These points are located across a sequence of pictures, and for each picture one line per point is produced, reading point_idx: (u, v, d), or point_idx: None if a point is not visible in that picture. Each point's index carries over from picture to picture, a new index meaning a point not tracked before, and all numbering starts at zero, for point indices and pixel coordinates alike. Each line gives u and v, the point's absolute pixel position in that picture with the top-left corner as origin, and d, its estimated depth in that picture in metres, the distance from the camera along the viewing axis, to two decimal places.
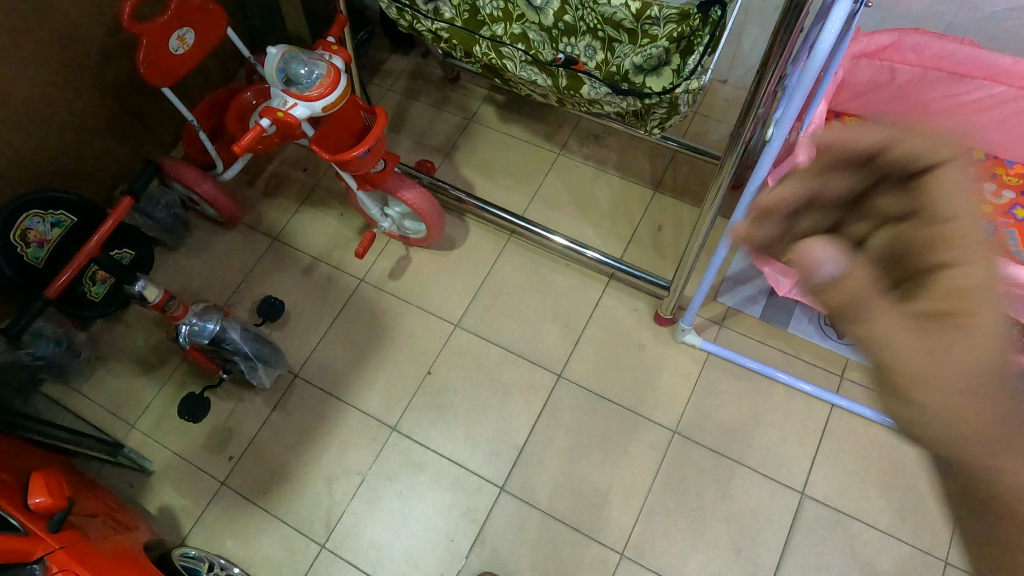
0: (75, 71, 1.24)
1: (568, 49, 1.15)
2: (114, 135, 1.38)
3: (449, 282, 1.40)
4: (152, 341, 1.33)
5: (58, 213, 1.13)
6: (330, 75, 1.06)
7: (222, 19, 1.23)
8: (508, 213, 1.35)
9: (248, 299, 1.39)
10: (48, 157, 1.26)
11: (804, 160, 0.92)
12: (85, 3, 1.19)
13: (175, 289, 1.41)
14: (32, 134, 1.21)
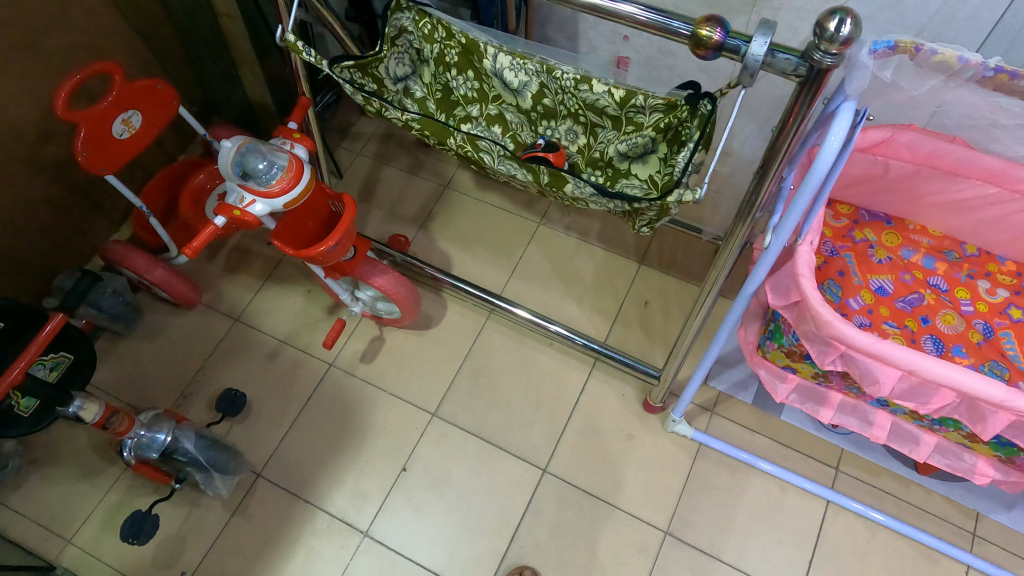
0: None
1: (548, 132, 1.09)
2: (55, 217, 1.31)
3: (425, 365, 1.30)
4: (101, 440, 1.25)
5: None
6: (292, 166, 0.98)
7: (173, 99, 1.19)
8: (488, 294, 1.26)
9: (209, 388, 1.32)
10: None
11: (804, 275, 0.85)
12: None
13: (127, 379, 1.33)
14: None
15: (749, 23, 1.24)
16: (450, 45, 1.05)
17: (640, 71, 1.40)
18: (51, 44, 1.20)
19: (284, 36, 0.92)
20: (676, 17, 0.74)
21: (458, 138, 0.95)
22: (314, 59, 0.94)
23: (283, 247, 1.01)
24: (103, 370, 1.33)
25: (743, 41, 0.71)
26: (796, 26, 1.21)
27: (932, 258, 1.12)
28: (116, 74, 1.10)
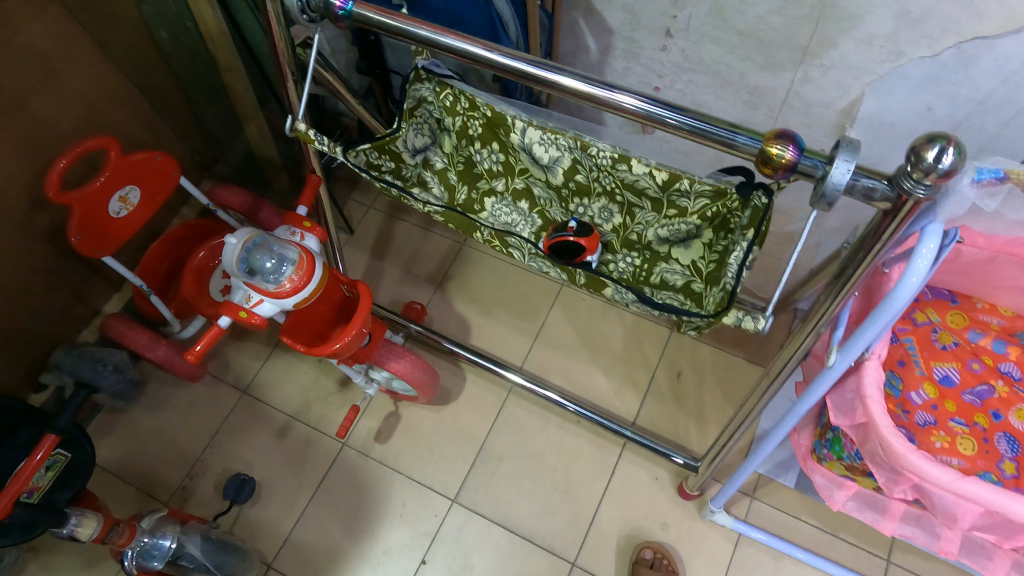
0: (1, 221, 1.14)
1: (580, 210, 0.97)
2: (51, 279, 1.28)
3: (444, 446, 1.21)
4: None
5: None
6: (302, 264, 0.90)
7: (173, 169, 1.14)
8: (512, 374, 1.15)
9: (216, 468, 1.26)
10: None
11: (872, 396, 0.76)
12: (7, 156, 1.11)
13: (129, 457, 1.28)
14: None
15: (796, 80, 1.13)
16: (473, 116, 0.95)
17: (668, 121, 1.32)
18: (47, 113, 1.15)
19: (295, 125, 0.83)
20: (689, 114, 0.66)
21: (486, 232, 0.86)
22: (327, 147, 0.85)
23: (293, 343, 0.94)
24: (105, 447, 1.29)
25: (820, 160, 0.61)
26: (847, 84, 1.10)
27: (1003, 342, 1.01)
28: (112, 152, 1.04)
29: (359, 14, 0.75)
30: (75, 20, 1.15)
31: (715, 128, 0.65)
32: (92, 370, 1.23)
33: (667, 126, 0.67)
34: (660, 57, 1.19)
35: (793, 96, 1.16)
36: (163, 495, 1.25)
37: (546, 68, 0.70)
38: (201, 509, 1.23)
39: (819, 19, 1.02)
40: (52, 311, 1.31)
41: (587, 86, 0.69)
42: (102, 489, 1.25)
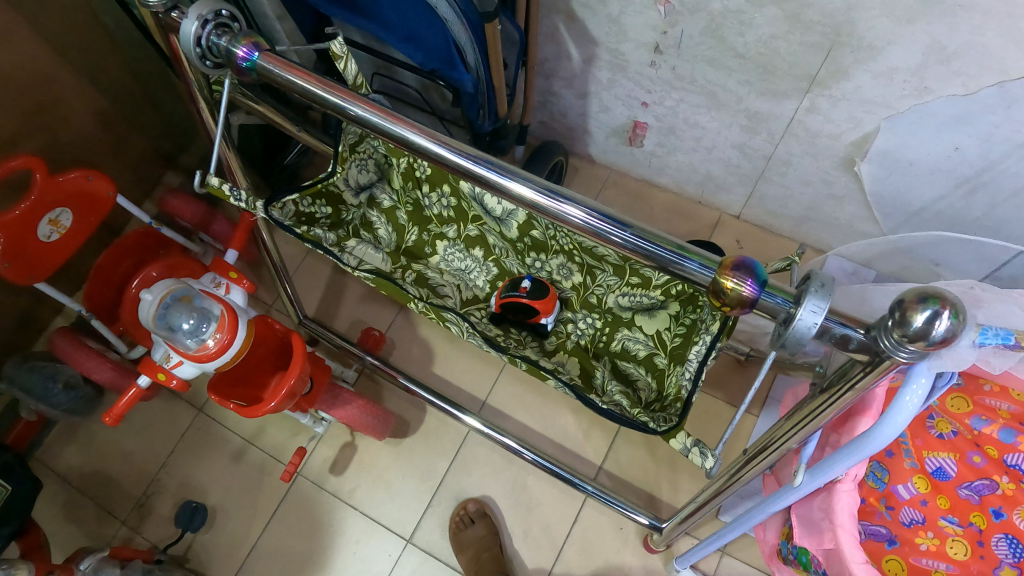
0: None
1: (537, 265, 0.88)
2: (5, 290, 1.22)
3: (400, 481, 1.15)
4: (63, 539, 1.19)
5: None
6: (225, 321, 0.83)
7: (108, 187, 1.05)
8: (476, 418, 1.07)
9: (173, 487, 1.23)
10: None
11: (844, 526, 0.67)
12: None
13: (88, 469, 1.25)
14: None
15: (801, 108, 1.00)
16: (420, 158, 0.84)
17: (659, 137, 1.20)
18: None
19: (206, 180, 0.73)
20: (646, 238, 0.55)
21: (420, 304, 0.77)
22: (244, 203, 0.75)
23: (223, 402, 0.87)
24: (65, 458, 1.26)
25: (786, 298, 0.51)
26: (859, 117, 0.97)
27: (1013, 431, 0.90)
28: (37, 174, 0.95)
29: (276, 73, 0.64)
30: (23, 24, 1.04)
31: (662, 251, 0.54)
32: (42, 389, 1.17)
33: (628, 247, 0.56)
34: (648, 73, 1.06)
35: (797, 124, 1.03)
36: (122, 512, 1.22)
37: (497, 170, 0.58)
38: (158, 530, 1.20)
39: (831, 48, 0.88)
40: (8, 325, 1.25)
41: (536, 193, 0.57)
42: (60, 502, 1.22)
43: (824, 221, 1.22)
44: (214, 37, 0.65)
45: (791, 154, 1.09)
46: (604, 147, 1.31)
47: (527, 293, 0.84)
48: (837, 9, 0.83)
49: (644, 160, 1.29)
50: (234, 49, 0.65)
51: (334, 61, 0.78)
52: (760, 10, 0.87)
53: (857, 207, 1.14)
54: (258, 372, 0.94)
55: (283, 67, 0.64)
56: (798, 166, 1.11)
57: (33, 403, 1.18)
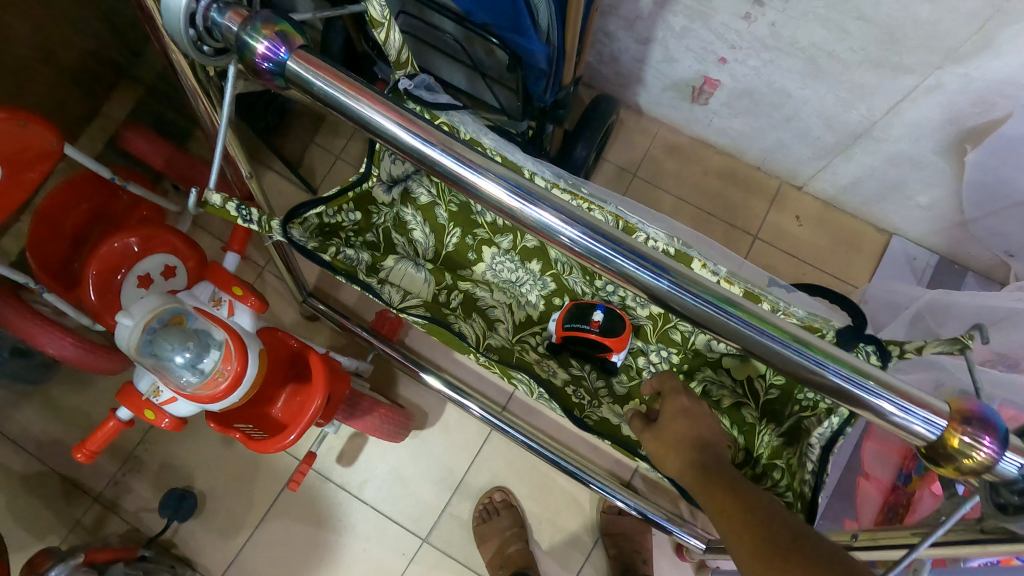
0: None
1: (609, 289, 0.74)
2: None
3: (416, 476, 1.06)
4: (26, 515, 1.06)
5: None
6: (230, 348, 0.68)
7: (49, 139, 0.80)
8: (517, 429, 0.92)
9: (153, 467, 1.10)
10: None
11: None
12: None
13: (47, 437, 1.10)
14: None
15: (922, 86, 0.82)
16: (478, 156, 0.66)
17: (731, 94, 1.04)
18: None
19: (206, 197, 0.54)
20: (665, 275, 0.42)
21: (485, 360, 0.61)
22: (256, 224, 0.57)
23: (228, 432, 0.75)
24: (20, 425, 1.10)
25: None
26: (990, 103, 0.80)
27: None
28: None
29: (319, 89, 0.43)
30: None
31: (702, 302, 0.42)
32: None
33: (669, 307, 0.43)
34: (738, 26, 0.87)
35: (908, 101, 0.86)
36: (94, 487, 1.09)
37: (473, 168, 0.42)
38: (138, 511, 1.09)
39: (989, 20, 0.68)
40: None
41: (514, 198, 0.42)
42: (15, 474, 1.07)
43: (899, 201, 1.10)
44: (215, 14, 0.44)
45: (888, 132, 0.93)
46: (656, 100, 1.18)
47: (602, 325, 0.69)
48: None
49: (704, 118, 1.16)
50: (253, 44, 0.43)
51: (371, 29, 0.58)
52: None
53: (943, 191, 1.01)
54: (266, 386, 0.80)
55: (326, 77, 0.43)
56: (889, 147, 0.97)
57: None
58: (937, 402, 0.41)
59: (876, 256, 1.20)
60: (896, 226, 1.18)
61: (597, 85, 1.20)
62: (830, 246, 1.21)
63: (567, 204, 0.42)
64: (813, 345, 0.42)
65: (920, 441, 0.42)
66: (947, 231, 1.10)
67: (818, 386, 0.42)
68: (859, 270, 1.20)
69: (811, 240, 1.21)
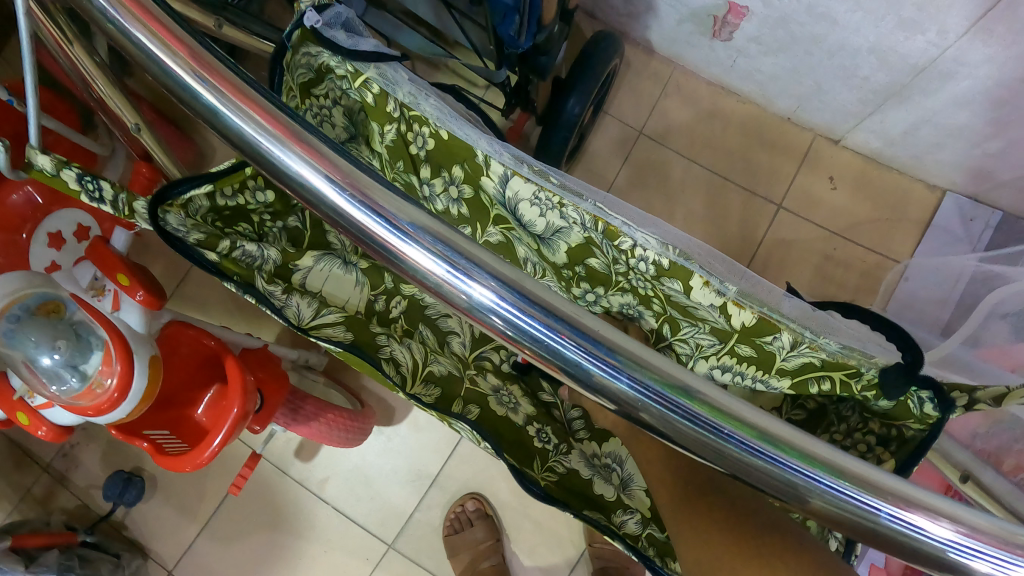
0: None
1: (592, 302, 0.58)
2: None
3: (382, 468, 0.94)
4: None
5: None
6: (111, 350, 0.55)
7: None
8: None
9: (104, 438, 0.99)
10: None
11: None
12: None
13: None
14: None
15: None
16: (415, 125, 0.50)
17: (761, 25, 0.86)
18: None
19: (31, 160, 0.43)
20: (623, 368, 0.30)
21: (419, 405, 0.47)
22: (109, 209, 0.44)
23: (132, 440, 0.63)
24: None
25: None
26: None
27: None
28: None
29: (191, 92, 0.35)
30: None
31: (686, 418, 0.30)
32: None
33: (634, 416, 0.31)
34: None
35: (988, 28, 0.68)
36: (43, 456, 0.99)
37: (370, 209, 0.32)
38: (89, 487, 0.99)
39: None
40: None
41: (429, 257, 0.32)
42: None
43: (958, 161, 0.91)
44: None
45: (960, 63, 0.74)
46: (670, 36, 0.99)
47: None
48: None
49: (726, 59, 0.97)
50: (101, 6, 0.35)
51: None
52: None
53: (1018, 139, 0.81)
54: (184, 387, 0.68)
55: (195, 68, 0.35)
56: (957, 90, 0.79)
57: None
58: None
59: (925, 219, 1.01)
60: (949, 182, 0.98)
61: (602, 17, 1.02)
62: (870, 211, 1.03)
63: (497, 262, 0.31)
64: (847, 471, 0.29)
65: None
66: (1010, 186, 0.90)
67: (855, 529, 0.30)
68: (904, 244, 1.02)
69: (848, 207, 1.03)
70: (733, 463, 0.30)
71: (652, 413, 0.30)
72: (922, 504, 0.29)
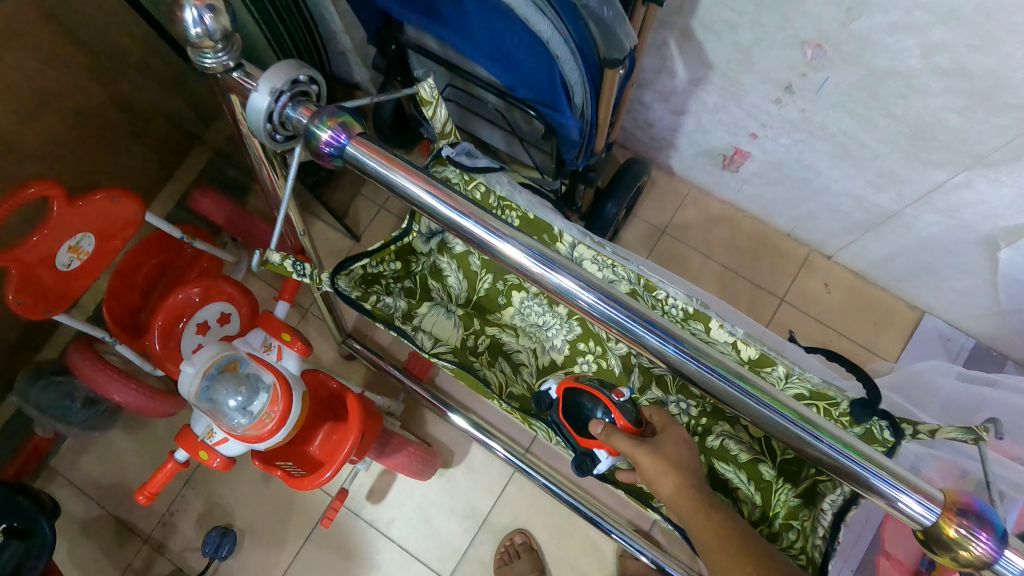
0: None
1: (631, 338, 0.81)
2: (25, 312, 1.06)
3: (443, 515, 1.10)
4: (85, 548, 1.13)
5: None
6: (278, 392, 0.72)
7: (135, 209, 0.90)
8: (538, 472, 0.99)
9: (197, 505, 1.15)
10: None
11: None
12: None
13: (106, 481, 1.16)
14: None
15: (952, 181, 0.88)
16: (508, 210, 0.73)
17: (760, 167, 1.11)
18: (12, 134, 0.87)
19: (266, 256, 0.60)
20: (671, 339, 0.47)
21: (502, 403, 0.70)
22: (309, 278, 0.64)
23: (271, 469, 0.80)
24: (83, 463, 1.17)
25: None
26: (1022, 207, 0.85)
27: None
28: (54, 204, 0.80)
29: (370, 167, 0.49)
30: (56, 29, 0.86)
31: (709, 371, 0.46)
32: (58, 408, 1.08)
33: (676, 369, 0.48)
34: (770, 109, 0.95)
35: (938, 194, 0.92)
36: (144, 529, 1.14)
37: (486, 227, 0.47)
38: (182, 550, 1.13)
39: (1018, 134, 0.75)
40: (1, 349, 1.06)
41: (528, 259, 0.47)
42: (77, 518, 1.14)
43: (931, 285, 1.13)
44: (289, 110, 0.50)
45: (917, 218, 0.99)
46: (688, 164, 1.23)
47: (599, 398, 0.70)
48: None
49: (735, 185, 1.21)
50: (319, 133, 0.49)
51: (422, 106, 0.66)
52: (940, 79, 0.74)
53: (978, 278, 1.04)
54: (307, 424, 0.86)
55: (375, 158, 0.49)
56: (920, 232, 1.02)
57: (48, 421, 1.09)
58: (934, 490, 0.45)
59: (906, 332, 1.21)
60: (928, 304, 1.19)
61: (631, 146, 1.26)
62: (860, 316, 1.23)
63: (585, 270, 0.46)
64: (813, 422, 0.46)
65: (918, 526, 0.45)
66: (978, 317, 1.12)
67: (816, 456, 0.47)
68: (889, 345, 1.21)
69: (838, 307, 1.23)
70: (738, 408, 0.47)
71: (690, 370, 0.47)
72: (858, 449, 0.46)
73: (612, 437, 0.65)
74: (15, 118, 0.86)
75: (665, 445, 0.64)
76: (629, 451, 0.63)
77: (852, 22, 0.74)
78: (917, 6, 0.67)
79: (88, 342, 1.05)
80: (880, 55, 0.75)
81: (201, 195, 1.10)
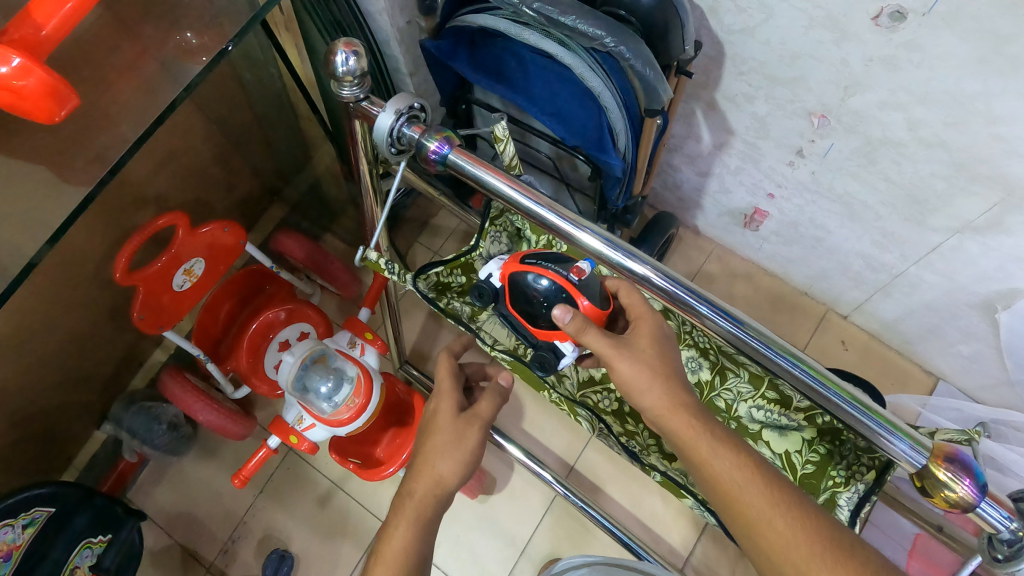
0: (78, 303, 1.04)
1: None
2: (126, 341, 1.20)
3: (483, 543, 1.16)
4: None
5: (32, 510, 0.88)
6: (361, 384, 0.83)
7: (239, 238, 1.04)
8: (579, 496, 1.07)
9: (258, 532, 1.22)
10: (53, 393, 1.09)
11: None
12: (102, 236, 1.02)
13: (175, 511, 1.24)
14: (47, 373, 1.06)
15: (948, 244, 0.99)
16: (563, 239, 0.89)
17: (778, 227, 1.24)
18: (142, 183, 1.04)
19: (365, 254, 0.75)
20: (702, 300, 0.61)
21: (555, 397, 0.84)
22: (398, 276, 0.77)
23: (344, 460, 0.91)
24: (153, 489, 1.26)
25: (1007, 514, 0.54)
26: (1010, 269, 0.96)
27: None
28: (178, 229, 0.94)
29: (467, 170, 0.66)
30: (196, 106, 1.04)
31: (744, 332, 0.60)
32: (147, 431, 1.21)
33: (709, 328, 0.62)
34: (784, 171, 1.10)
35: (937, 255, 1.03)
36: (206, 556, 1.21)
37: (565, 219, 0.63)
38: None
39: (1000, 203, 0.87)
40: (100, 375, 1.18)
41: (597, 240, 0.63)
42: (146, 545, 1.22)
43: (940, 348, 1.22)
44: (405, 127, 0.65)
45: (920, 278, 1.10)
46: (712, 223, 1.38)
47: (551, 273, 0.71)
48: (1013, 172, 0.82)
49: (755, 244, 1.34)
50: (428, 143, 0.65)
51: (495, 142, 0.81)
52: (925, 149, 0.87)
53: (984, 344, 1.13)
54: (375, 427, 0.97)
55: (475, 164, 0.65)
56: (924, 293, 1.13)
57: (137, 444, 1.22)
58: (923, 439, 0.57)
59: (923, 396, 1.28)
60: (942, 370, 1.27)
61: (661, 206, 1.42)
62: (877, 374, 1.31)
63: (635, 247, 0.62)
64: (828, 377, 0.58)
65: (911, 466, 0.57)
66: (993, 385, 1.19)
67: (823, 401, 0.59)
68: None
69: (856, 364, 1.32)
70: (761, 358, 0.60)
71: (723, 330, 0.61)
72: (856, 396, 0.58)
73: (584, 331, 0.63)
74: (149, 169, 1.03)
75: (641, 347, 0.65)
76: (604, 351, 0.64)
77: (848, 98, 0.89)
78: (899, 86, 0.82)
79: (177, 368, 1.17)
80: (874, 126, 0.90)
81: (286, 233, 1.25)
